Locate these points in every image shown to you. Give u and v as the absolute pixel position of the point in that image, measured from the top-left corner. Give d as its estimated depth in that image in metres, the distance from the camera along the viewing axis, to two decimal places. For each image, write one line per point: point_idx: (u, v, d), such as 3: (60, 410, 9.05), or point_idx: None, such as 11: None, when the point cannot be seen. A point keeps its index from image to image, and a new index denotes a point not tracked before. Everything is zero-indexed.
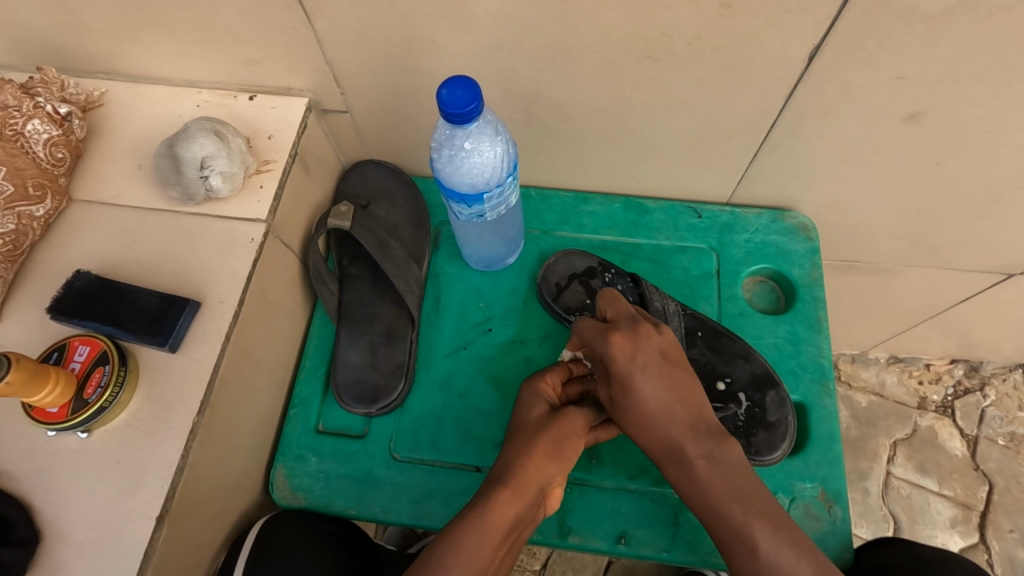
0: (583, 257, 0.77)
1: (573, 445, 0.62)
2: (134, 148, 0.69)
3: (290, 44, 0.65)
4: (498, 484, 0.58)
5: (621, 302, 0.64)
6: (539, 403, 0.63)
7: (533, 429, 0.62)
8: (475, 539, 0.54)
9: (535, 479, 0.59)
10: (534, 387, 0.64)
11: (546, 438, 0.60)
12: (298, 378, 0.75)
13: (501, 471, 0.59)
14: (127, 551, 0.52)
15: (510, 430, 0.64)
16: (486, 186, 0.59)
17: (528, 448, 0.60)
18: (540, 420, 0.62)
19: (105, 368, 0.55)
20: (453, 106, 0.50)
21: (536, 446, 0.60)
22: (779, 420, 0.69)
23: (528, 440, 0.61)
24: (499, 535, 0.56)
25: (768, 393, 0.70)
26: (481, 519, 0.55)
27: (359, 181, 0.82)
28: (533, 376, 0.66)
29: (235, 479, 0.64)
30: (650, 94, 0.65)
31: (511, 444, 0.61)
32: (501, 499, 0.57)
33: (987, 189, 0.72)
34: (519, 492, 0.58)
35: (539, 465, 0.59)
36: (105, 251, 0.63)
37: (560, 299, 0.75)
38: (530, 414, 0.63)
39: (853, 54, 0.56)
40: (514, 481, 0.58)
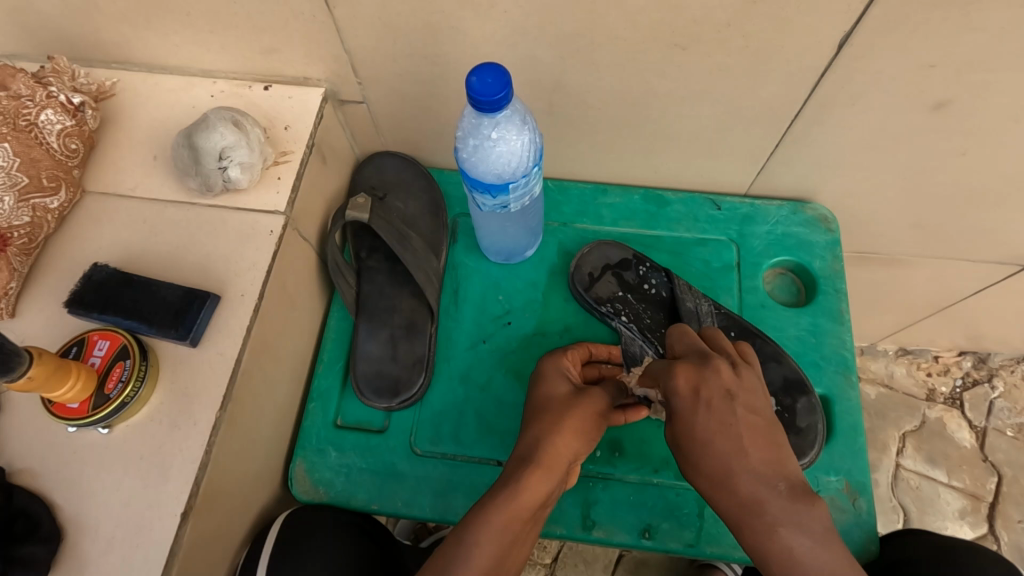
0: (618, 248, 0.77)
1: (596, 424, 0.63)
2: (149, 138, 0.67)
3: (308, 32, 0.63)
4: (528, 460, 0.58)
5: (690, 338, 0.60)
6: (561, 378, 0.65)
7: (559, 405, 0.62)
8: (506, 514, 0.54)
9: (563, 456, 0.59)
10: (556, 365, 0.66)
11: (575, 416, 0.61)
12: (316, 372, 0.74)
13: (530, 449, 0.59)
14: (152, 548, 0.51)
15: (530, 405, 0.65)
16: (512, 177, 0.58)
17: (556, 426, 0.60)
18: (567, 397, 0.63)
19: (125, 362, 0.54)
20: (483, 94, 0.49)
21: (566, 423, 0.60)
22: (808, 426, 0.68)
23: (556, 416, 0.61)
24: (529, 511, 0.55)
25: (799, 399, 0.69)
26: (512, 494, 0.55)
27: (375, 172, 0.81)
28: (555, 353, 0.67)
29: (256, 474, 0.63)
30: (675, 82, 0.64)
31: (536, 420, 0.62)
32: (531, 476, 0.57)
33: (1010, 180, 0.71)
34: (549, 467, 0.58)
35: (567, 443, 0.60)
36: (123, 243, 0.62)
37: (593, 289, 0.75)
38: (555, 388, 0.64)
39: (886, 40, 0.56)
40: (544, 459, 0.58)
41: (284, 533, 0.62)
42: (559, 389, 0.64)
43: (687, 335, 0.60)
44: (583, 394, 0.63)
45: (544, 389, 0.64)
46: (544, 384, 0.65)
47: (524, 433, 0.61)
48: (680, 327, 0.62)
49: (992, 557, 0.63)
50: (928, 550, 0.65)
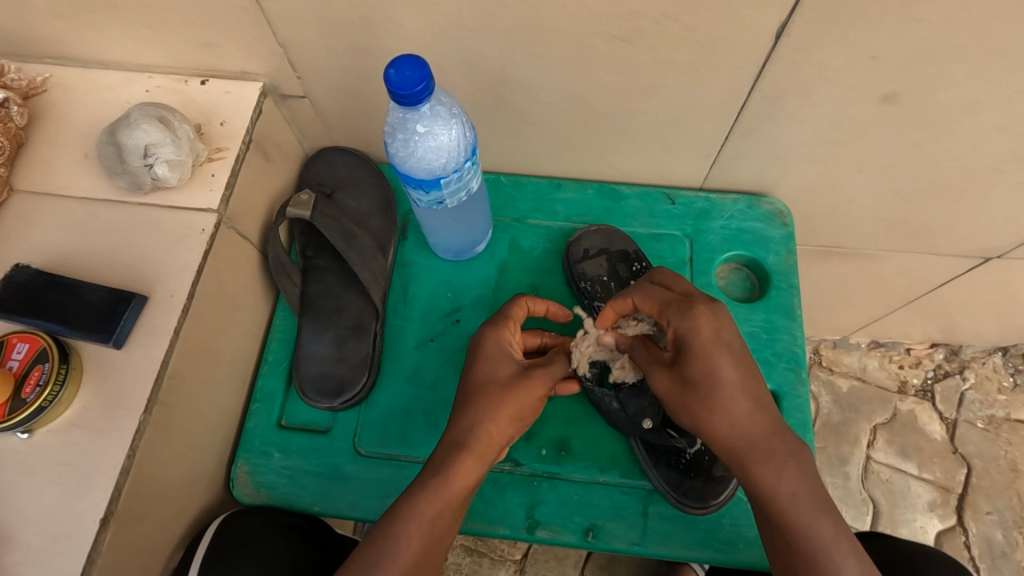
0: (623, 239, 0.76)
1: (532, 406, 0.61)
2: (80, 136, 0.66)
3: (241, 26, 0.62)
4: (459, 446, 0.56)
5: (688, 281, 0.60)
6: (502, 355, 0.61)
7: (497, 386, 0.59)
8: (434, 505, 0.53)
9: (496, 442, 0.58)
10: (496, 340, 0.62)
11: (512, 402, 0.58)
12: (261, 372, 0.73)
13: (464, 436, 0.57)
14: (71, 557, 0.50)
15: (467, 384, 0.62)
16: (444, 171, 0.56)
17: (492, 411, 0.58)
18: (508, 378, 0.60)
19: (44, 366, 0.52)
20: (401, 86, 0.48)
21: (500, 410, 0.58)
22: (723, 478, 0.64)
23: (493, 401, 0.58)
24: (458, 500, 0.55)
25: None
26: (443, 484, 0.54)
27: (325, 168, 0.79)
28: (496, 325, 0.63)
29: (192, 478, 0.62)
30: (616, 75, 0.63)
31: (468, 405, 0.59)
32: (462, 466, 0.55)
33: (963, 172, 0.70)
34: (481, 455, 0.57)
35: (502, 429, 0.58)
36: (49, 243, 0.60)
37: (581, 265, 0.75)
38: (496, 368, 0.61)
39: (826, 31, 0.54)
40: (475, 447, 0.56)
41: (220, 536, 0.61)
42: (501, 369, 0.61)
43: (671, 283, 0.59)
44: (524, 372, 0.61)
45: (481, 368, 0.61)
46: (483, 364, 0.61)
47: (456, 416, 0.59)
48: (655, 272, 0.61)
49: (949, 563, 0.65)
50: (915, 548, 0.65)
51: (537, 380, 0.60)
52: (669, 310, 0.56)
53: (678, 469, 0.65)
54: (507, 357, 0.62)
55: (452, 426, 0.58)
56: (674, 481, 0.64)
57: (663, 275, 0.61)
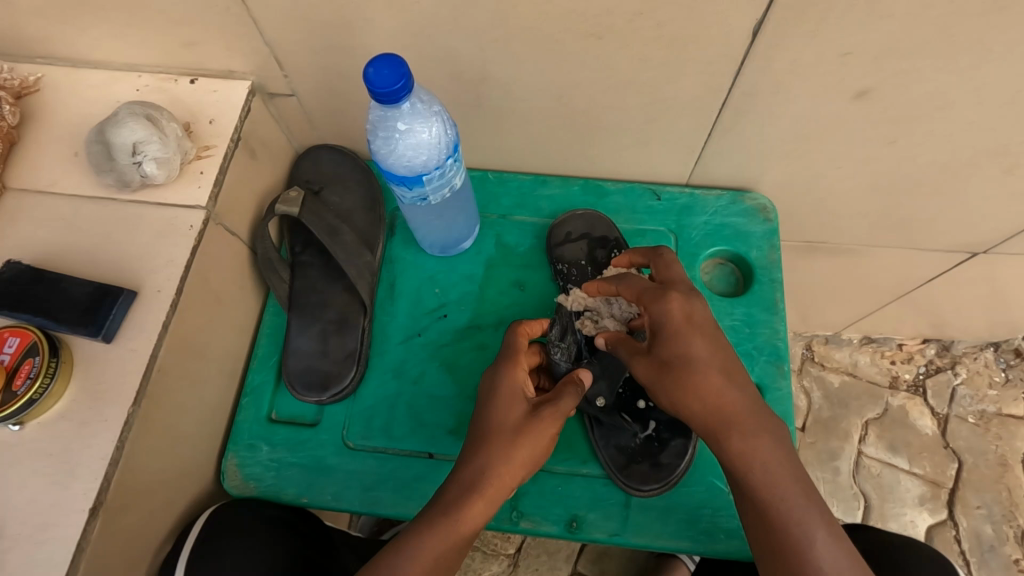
0: (606, 225, 0.78)
1: (542, 449, 0.59)
2: (70, 135, 0.67)
3: (226, 25, 0.63)
4: (470, 486, 0.55)
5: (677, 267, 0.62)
6: (514, 395, 0.60)
7: (507, 428, 0.58)
8: (439, 545, 0.53)
9: (508, 484, 0.57)
10: (510, 379, 0.61)
11: (523, 448, 0.56)
12: (249, 367, 0.74)
13: (478, 476, 0.56)
14: (58, 545, 0.51)
15: (481, 416, 0.60)
16: (425, 168, 0.57)
17: (501, 453, 0.57)
18: (521, 421, 0.58)
19: (34, 359, 0.54)
20: (379, 85, 0.49)
21: (516, 454, 0.56)
22: (670, 464, 0.66)
23: (503, 443, 0.57)
24: (463, 540, 0.54)
25: (677, 438, 0.67)
26: (452, 524, 0.53)
27: (312, 166, 0.81)
28: (510, 361, 0.63)
29: (180, 470, 0.63)
30: (595, 72, 0.64)
31: (482, 442, 0.58)
32: (471, 507, 0.54)
33: (942, 167, 0.71)
34: (491, 498, 0.56)
35: (513, 472, 0.57)
36: (38, 240, 0.61)
37: (560, 248, 0.77)
38: (508, 411, 0.59)
39: (799, 27, 0.55)
40: (487, 489, 0.55)
41: (205, 534, 0.62)
42: (513, 411, 0.59)
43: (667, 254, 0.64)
44: (535, 413, 0.59)
45: (496, 409, 0.59)
46: (496, 405, 0.60)
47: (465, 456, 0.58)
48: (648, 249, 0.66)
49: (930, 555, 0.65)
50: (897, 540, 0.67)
51: (548, 423, 0.58)
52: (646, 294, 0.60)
53: (625, 450, 0.67)
54: (517, 397, 0.60)
55: (463, 464, 0.57)
56: (619, 461, 0.67)
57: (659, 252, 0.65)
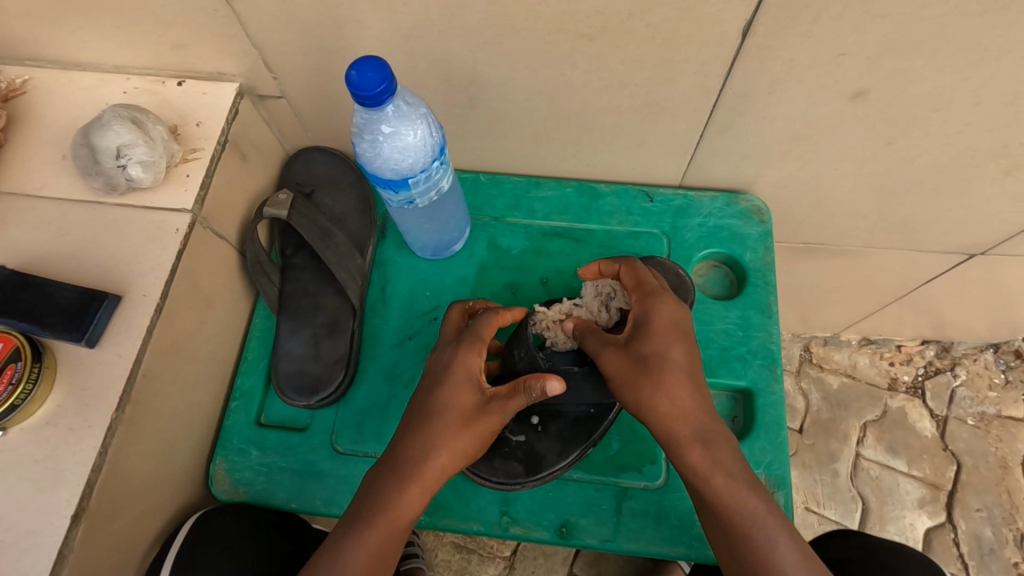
0: (675, 275, 0.72)
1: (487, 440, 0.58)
2: (58, 138, 0.66)
3: (214, 27, 0.62)
4: (404, 476, 0.54)
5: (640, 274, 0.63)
6: (462, 380, 0.58)
7: (454, 416, 0.56)
8: (379, 537, 0.52)
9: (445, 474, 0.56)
10: (463, 362, 0.59)
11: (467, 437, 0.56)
12: (240, 370, 0.74)
13: (413, 465, 0.55)
14: (41, 552, 0.50)
15: (426, 396, 0.58)
16: (412, 171, 0.56)
17: (448, 441, 0.56)
18: (467, 412, 0.57)
19: (17, 365, 0.53)
20: (363, 87, 0.48)
21: (456, 443, 0.56)
22: (547, 462, 0.65)
23: (447, 431, 0.56)
24: (403, 529, 0.54)
25: (568, 445, 0.66)
26: (388, 518, 0.53)
27: (304, 169, 0.80)
28: (470, 347, 0.60)
29: (167, 476, 0.63)
30: (587, 73, 0.63)
31: (421, 430, 0.56)
32: (409, 497, 0.54)
33: (938, 168, 0.70)
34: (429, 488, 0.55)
35: (452, 462, 0.56)
36: (24, 243, 0.61)
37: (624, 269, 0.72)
38: (456, 397, 0.57)
39: (791, 27, 0.54)
40: (424, 478, 0.55)
41: (193, 538, 0.61)
42: (460, 397, 0.57)
43: (643, 272, 0.62)
44: (484, 405, 0.58)
45: (443, 392, 0.58)
46: (443, 391, 0.58)
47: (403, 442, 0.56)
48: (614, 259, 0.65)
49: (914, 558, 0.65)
50: (884, 543, 0.66)
51: (495, 414, 0.57)
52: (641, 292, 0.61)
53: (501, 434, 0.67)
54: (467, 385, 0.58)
55: (402, 452, 0.55)
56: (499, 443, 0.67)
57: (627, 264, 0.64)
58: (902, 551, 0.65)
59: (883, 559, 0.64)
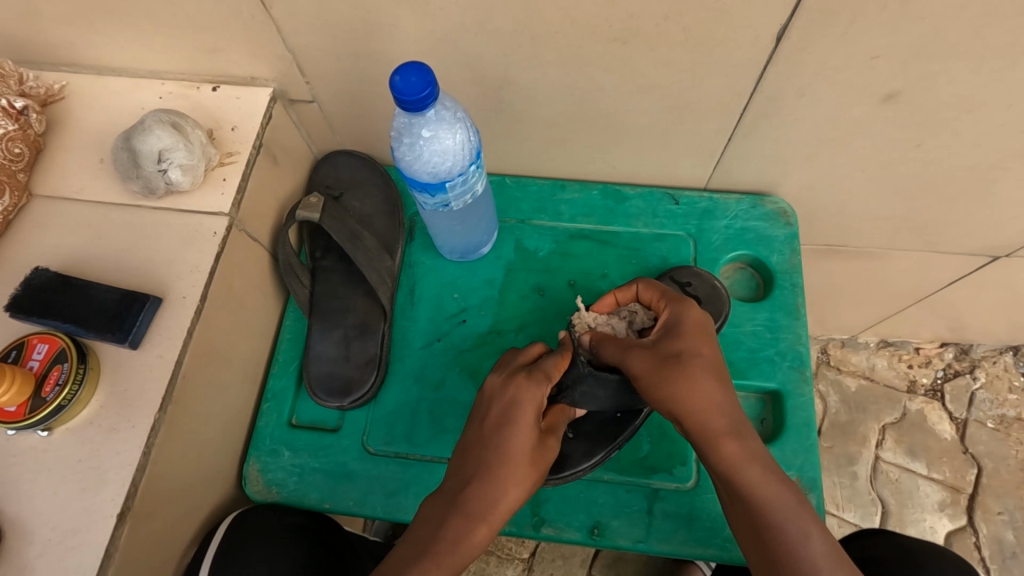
0: (710, 285, 0.74)
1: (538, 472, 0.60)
2: (96, 142, 0.68)
3: (250, 32, 0.63)
4: (477, 511, 0.54)
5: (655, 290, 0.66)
6: (532, 419, 0.59)
7: (523, 458, 0.57)
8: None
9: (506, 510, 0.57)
10: (534, 400, 0.59)
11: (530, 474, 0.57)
12: (271, 372, 0.75)
13: (481, 504, 0.55)
14: (87, 551, 0.51)
15: (494, 432, 0.58)
16: (449, 175, 0.57)
17: (513, 481, 0.56)
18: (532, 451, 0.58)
19: (63, 366, 0.54)
20: (407, 92, 0.49)
21: (520, 481, 0.56)
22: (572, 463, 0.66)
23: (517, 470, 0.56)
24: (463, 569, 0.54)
25: (594, 448, 0.66)
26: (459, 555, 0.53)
27: (331, 172, 0.81)
28: (537, 383, 0.60)
29: (204, 476, 0.63)
30: (617, 77, 0.64)
31: (489, 468, 0.56)
32: (475, 534, 0.54)
33: (967, 170, 0.70)
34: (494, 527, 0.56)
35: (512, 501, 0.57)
36: (65, 246, 0.62)
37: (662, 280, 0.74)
38: (523, 436, 0.58)
39: (825, 30, 0.55)
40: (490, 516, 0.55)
41: (229, 544, 0.61)
42: (525, 435, 0.58)
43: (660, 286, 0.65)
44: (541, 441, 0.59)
45: (513, 430, 0.58)
46: (512, 430, 0.58)
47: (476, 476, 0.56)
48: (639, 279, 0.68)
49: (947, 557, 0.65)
50: (920, 545, 0.66)
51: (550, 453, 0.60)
52: (669, 299, 0.63)
53: None
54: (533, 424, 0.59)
55: (469, 492, 0.55)
56: None
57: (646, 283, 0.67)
58: (939, 553, 0.65)
59: (917, 560, 0.64)
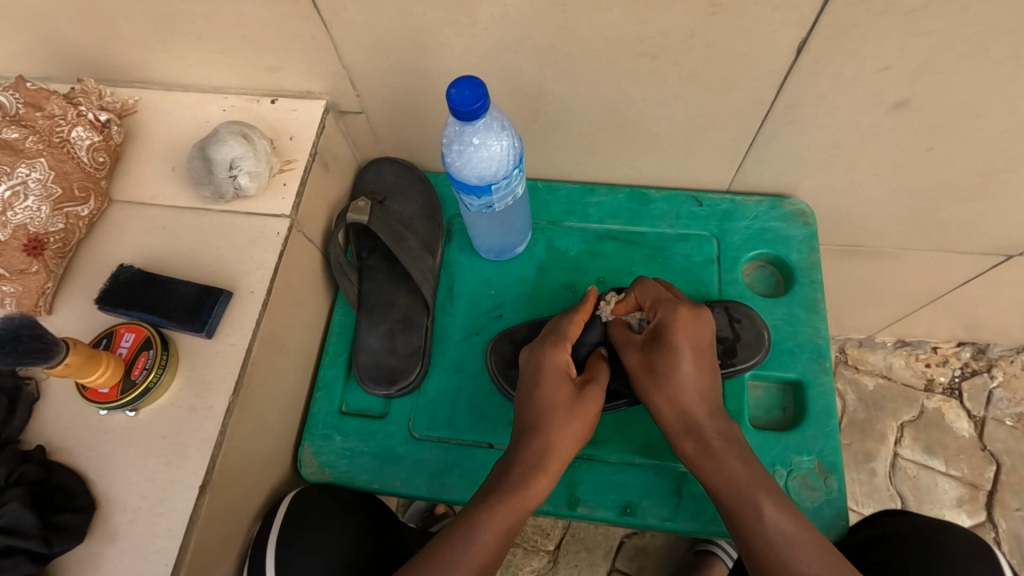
0: (753, 352, 0.74)
1: (589, 424, 0.66)
2: (167, 151, 0.74)
3: (310, 52, 0.69)
4: (530, 461, 0.62)
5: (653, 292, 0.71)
6: (561, 379, 0.66)
7: (562, 409, 0.64)
8: (510, 515, 0.59)
9: (561, 458, 0.63)
10: (555, 360, 0.67)
11: (573, 427, 0.64)
12: (321, 363, 0.80)
13: (532, 450, 0.62)
14: (173, 518, 0.57)
15: (532, 393, 0.66)
16: (494, 178, 0.63)
17: (560, 432, 0.63)
18: (569, 405, 0.65)
19: (148, 353, 0.60)
20: (461, 104, 0.54)
21: (564, 432, 0.63)
22: None
23: (560, 423, 0.64)
24: (529, 509, 0.61)
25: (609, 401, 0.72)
26: (520, 497, 0.60)
27: (375, 177, 0.87)
28: (560, 346, 0.68)
29: (267, 455, 0.69)
30: (647, 88, 0.69)
31: (535, 422, 0.64)
32: (531, 476, 0.61)
33: (979, 173, 0.74)
34: (553, 472, 0.63)
35: (566, 449, 0.64)
36: (144, 246, 0.68)
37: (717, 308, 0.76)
38: (558, 393, 0.65)
39: (840, 45, 0.59)
40: (543, 460, 0.62)
41: (284, 537, 0.65)
42: (562, 393, 0.65)
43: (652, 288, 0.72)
44: (580, 395, 0.66)
45: (545, 390, 0.65)
46: (547, 388, 0.65)
47: (524, 433, 0.64)
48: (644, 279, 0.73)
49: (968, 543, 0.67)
50: (935, 525, 0.68)
51: (593, 403, 0.66)
52: (658, 304, 0.69)
53: None
54: (564, 383, 0.66)
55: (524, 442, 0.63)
56: None
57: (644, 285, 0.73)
58: (953, 531, 0.68)
59: (929, 540, 0.67)
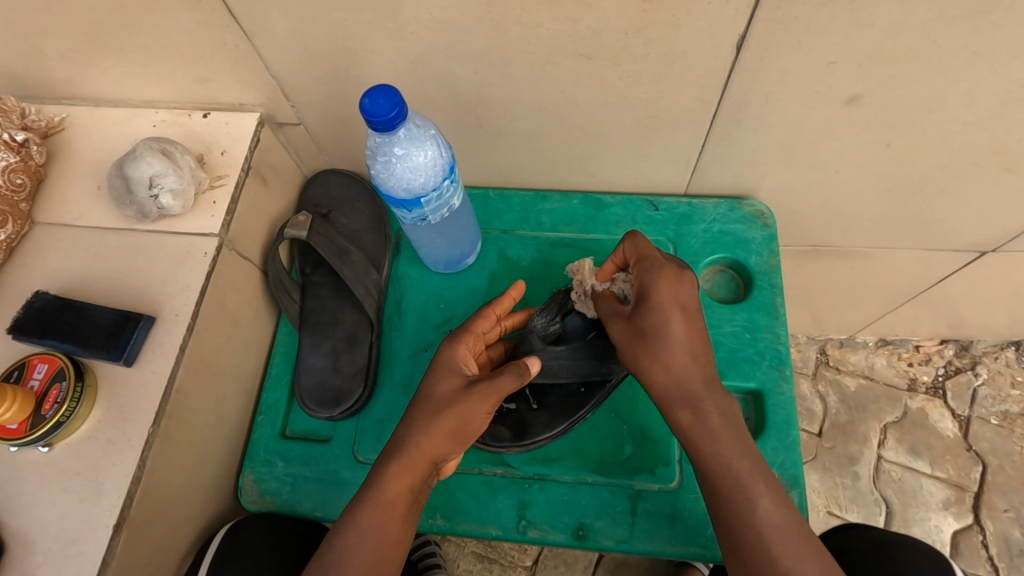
0: None
1: (475, 421, 0.61)
2: (93, 169, 0.71)
3: (236, 63, 0.67)
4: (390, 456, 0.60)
5: (643, 248, 0.63)
6: (447, 372, 0.63)
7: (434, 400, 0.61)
8: (375, 516, 0.57)
9: (430, 453, 0.60)
10: (448, 356, 0.64)
11: (447, 418, 0.60)
12: (265, 385, 0.77)
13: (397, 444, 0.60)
14: (86, 559, 0.53)
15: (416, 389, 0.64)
16: (422, 190, 0.60)
17: (428, 423, 0.60)
18: (445, 396, 0.61)
19: (61, 384, 0.57)
20: (374, 114, 0.51)
21: (434, 424, 0.60)
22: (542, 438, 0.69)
23: (429, 415, 0.60)
24: (398, 508, 0.58)
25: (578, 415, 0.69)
26: (377, 493, 0.58)
27: (321, 191, 0.84)
28: (453, 341, 0.66)
29: (199, 486, 0.66)
30: (589, 90, 0.66)
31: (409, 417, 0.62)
32: (392, 471, 0.59)
33: (941, 169, 0.71)
34: (415, 466, 0.59)
35: (435, 442, 0.60)
36: (65, 270, 0.65)
37: None
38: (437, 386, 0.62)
39: (782, 39, 0.56)
40: (406, 454, 0.59)
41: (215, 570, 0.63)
42: (445, 385, 0.62)
43: (643, 246, 0.63)
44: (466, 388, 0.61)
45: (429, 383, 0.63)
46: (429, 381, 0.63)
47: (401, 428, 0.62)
48: (633, 233, 0.65)
49: (922, 551, 0.65)
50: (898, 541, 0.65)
51: (476, 396, 0.60)
52: (644, 263, 0.61)
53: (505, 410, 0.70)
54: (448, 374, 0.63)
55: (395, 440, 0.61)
56: (508, 430, 0.70)
57: (636, 240, 0.64)
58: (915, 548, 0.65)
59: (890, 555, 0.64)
